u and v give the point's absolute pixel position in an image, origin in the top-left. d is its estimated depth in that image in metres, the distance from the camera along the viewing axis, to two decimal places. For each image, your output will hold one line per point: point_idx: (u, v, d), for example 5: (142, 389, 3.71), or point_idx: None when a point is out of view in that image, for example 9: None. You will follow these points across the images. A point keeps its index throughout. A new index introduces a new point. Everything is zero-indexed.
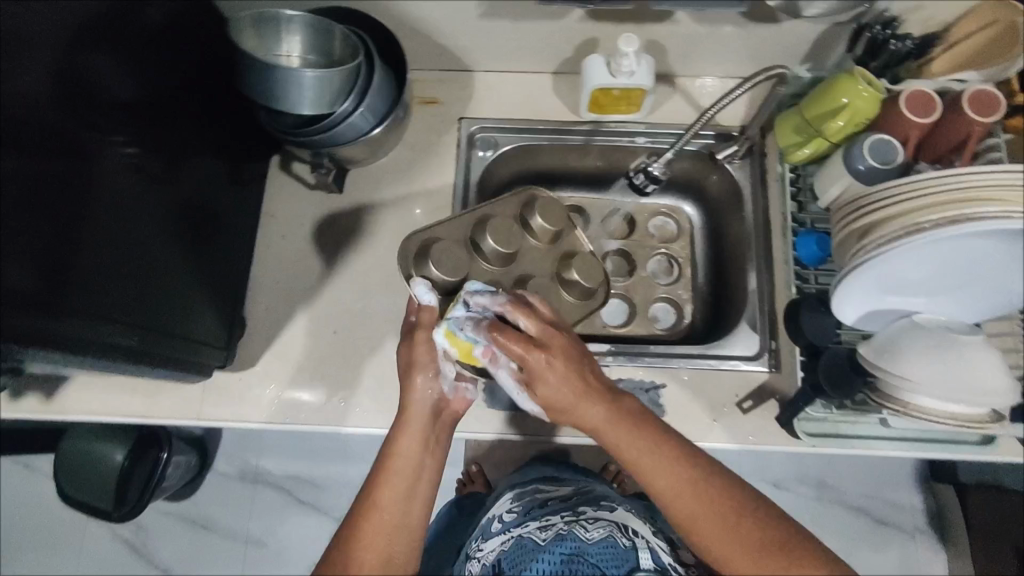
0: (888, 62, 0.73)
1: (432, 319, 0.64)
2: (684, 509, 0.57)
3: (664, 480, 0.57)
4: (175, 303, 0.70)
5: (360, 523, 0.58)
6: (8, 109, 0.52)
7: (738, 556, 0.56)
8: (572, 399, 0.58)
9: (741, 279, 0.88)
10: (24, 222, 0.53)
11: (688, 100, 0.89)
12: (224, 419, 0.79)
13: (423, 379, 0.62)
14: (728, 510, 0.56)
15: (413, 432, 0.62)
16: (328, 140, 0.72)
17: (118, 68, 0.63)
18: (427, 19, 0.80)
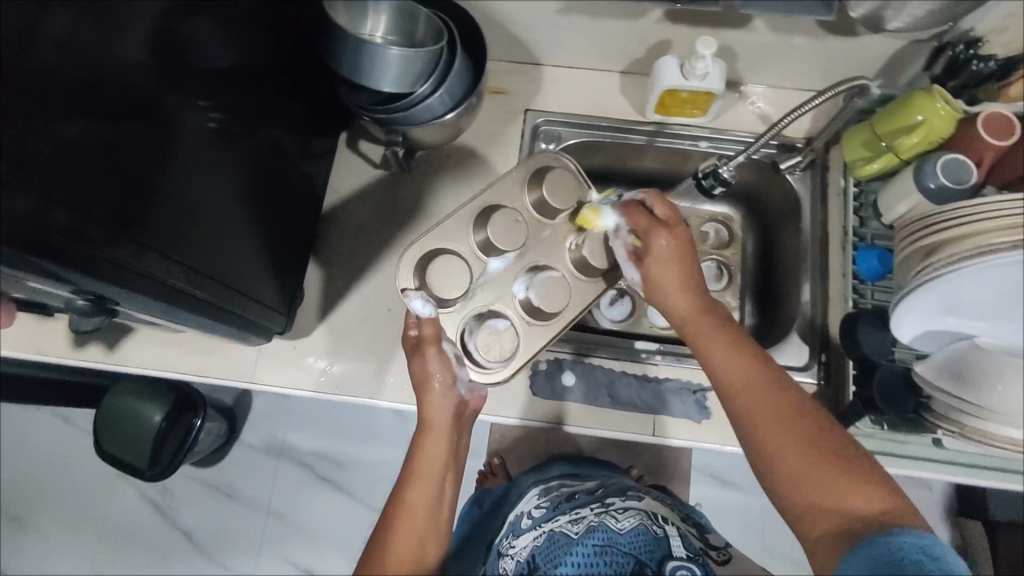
0: (967, 81, 0.74)
1: (434, 332, 0.67)
2: (751, 400, 0.58)
3: (739, 372, 0.59)
4: (240, 268, 0.71)
5: (395, 520, 0.60)
6: (99, 69, 0.54)
7: (794, 451, 0.55)
8: (674, 279, 0.64)
9: (793, 290, 0.87)
10: (101, 175, 0.54)
11: (754, 109, 0.89)
12: (275, 383, 0.81)
13: (441, 389, 0.65)
14: (794, 412, 0.57)
15: (439, 435, 0.64)
16: (404, 119, 0.74)
17: (212, 35, 0.64)
18: (506, 9, 0.81)
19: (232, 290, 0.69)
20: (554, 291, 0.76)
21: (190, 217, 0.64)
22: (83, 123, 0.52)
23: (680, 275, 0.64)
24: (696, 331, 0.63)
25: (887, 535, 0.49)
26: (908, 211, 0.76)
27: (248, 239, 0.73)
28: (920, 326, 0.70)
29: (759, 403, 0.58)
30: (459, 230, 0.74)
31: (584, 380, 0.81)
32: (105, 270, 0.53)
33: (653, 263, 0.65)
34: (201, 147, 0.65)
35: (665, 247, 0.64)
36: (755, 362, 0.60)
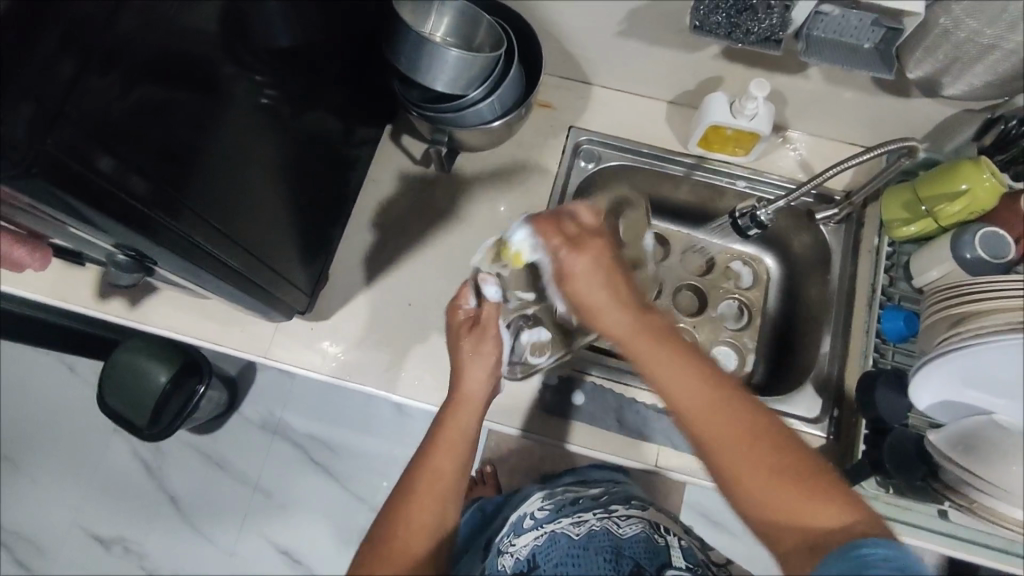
0: (1017, 156, 0.73)
1: (491, 315, 0.69)
2: (701, 422, 0.50)
3: (689, 393, 0.51)
4: (267, 246, 0.71)
5: (421, 483, 0.60)
6: (172, 40, 0.55)
7: (758, 477, 0.48)
8: (602, 297, 0.55)
9: (813, 340, 0.87)
10: (148, 139, 0.54)
11: (797, 155, 0.89)
12: (288, 361, 0.82)
13: (478, 366, 0.67)
14: (750, 433, 0.49)
15: (469, 410, 0.66)
16: (453, 120, 0.75)
17: (280, 18, 0.66)
18: (566, 25, 0.82)
19: (259, 264, 0.70)
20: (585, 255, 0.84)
21: (221, 186, 0.63)
22: (148, 87, 0.53)
23: (608, 292, 0.55)
24: (632, 344, 0.54)
25: (859, 551, 0.43)
26: (940, 277, 0.75)
27: (283, 218, 0.74)
28: (941, 395, 0.69)
29: (709, 422, 0.50)
30: None
31: (594, 402, 0.81)
32: (144, 222, 0.54)
33: (575, 287, 0.56)
34: (251, 123, 0.67)
35: (585, 267, 0.56)
36: (693, 372, 0.51)
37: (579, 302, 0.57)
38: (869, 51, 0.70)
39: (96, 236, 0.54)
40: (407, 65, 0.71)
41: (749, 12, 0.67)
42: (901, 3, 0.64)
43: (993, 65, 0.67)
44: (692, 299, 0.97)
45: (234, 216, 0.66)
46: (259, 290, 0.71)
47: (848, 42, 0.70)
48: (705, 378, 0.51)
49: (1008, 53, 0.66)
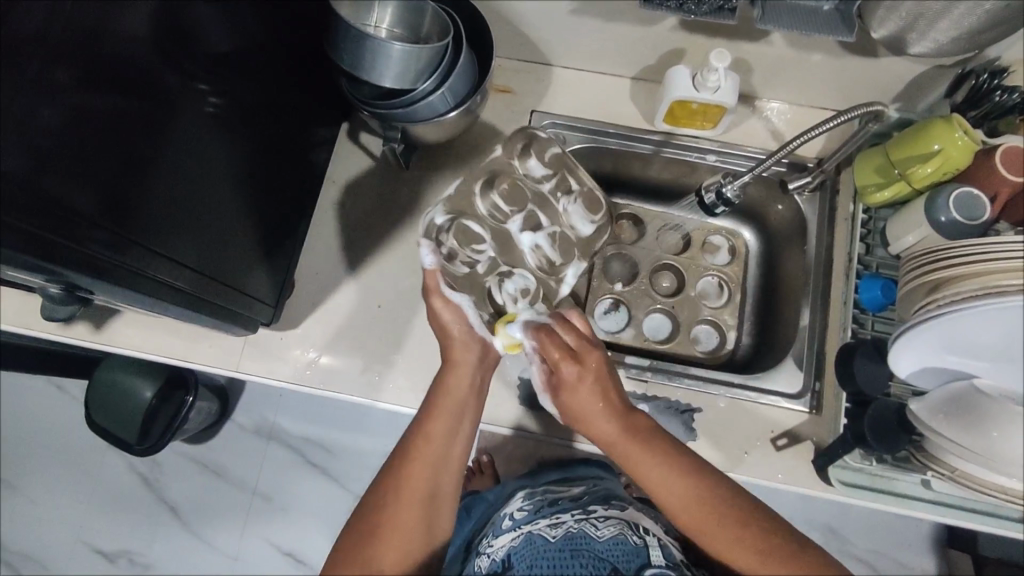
0: (989, 112, 0.71)
1: (436, 283, 0.65)
2: (697, 521, 0.58)
3: (676, 495, 0.59)
4: (225, 257, 0.70)
5: (414, 451, 0.59)
6: (111, 52, 0.54)
7: (748, 557, 0.57)
8: (594, 412, 0.61)
9: (792, 314, 0.85)
10: (91, 152, 0.53)
11: (765, 125, 0.86)
12: (259, 373, 0.80)
13: (461, 324, 0.65)
14: (747, 526, 0.57)
15: (462, 373, 0.64)
16: (404, 115, 0.72)
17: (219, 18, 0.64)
18: (518, 6, 0.79)
19: (218, 279, 0.68)
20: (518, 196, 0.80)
21: (173, 199, 0.62)
22: (81, 90, 0.52)
23: (600, 405, 0.61)
24: (628, 453, 0.61)
25: None
26: (916, 243, 0.73)
27: (243, 217, 0.72)
28: (919, 362, 0.69)
29: (722, 535, 0.57)
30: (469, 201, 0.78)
31: None
32: (92, 264, 0.53)
33: (568, 398, 0.62)
34: (200, 131, 0.64)
35: (579, 384, 0.61)
36: (682, 480, 0.59)
37: (578, 414, 0.62)
38: (828, 13, 0.68)
39: (27, 274, 0.52)
40: (350, 62, 0.69)
41: None
42: None
43: (960, 19, 0.65)
44: (670, 278, 0.95)
45: (195, 236, 0.65)
46: (218, 305, 0.69)
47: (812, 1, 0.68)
48: (693, 484, 0.59)
49: (973, 6, 0.63)
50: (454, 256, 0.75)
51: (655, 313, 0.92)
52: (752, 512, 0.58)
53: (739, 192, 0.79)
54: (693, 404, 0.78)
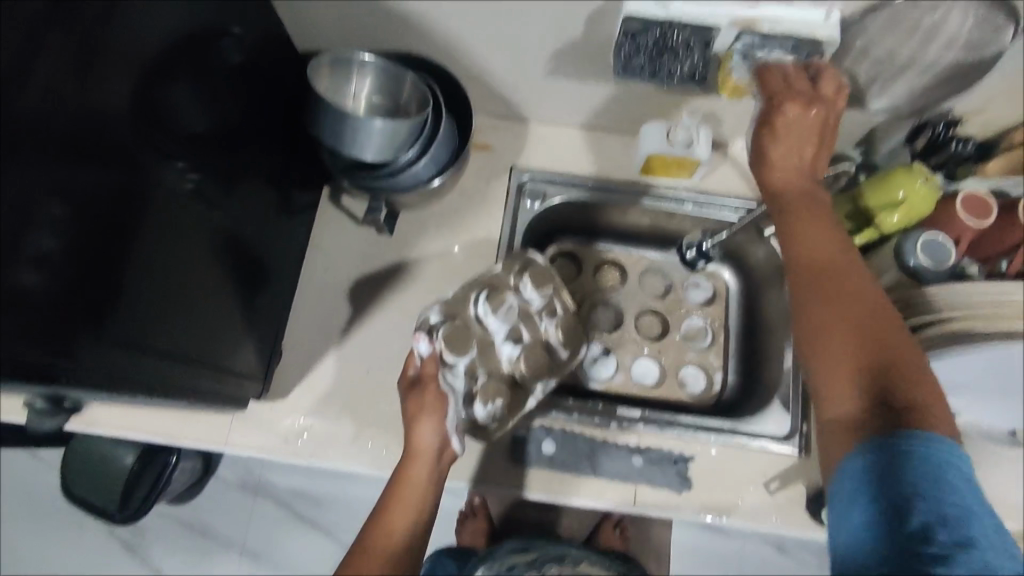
0: (948, 160, 0.74)
1: (434, 370, 0.70)
2: (823, 305, 0.54)
3: (815, 252, 0.56)
4: (210, 346, 0.69)
5: (374, 545, 0.60)
6: (107, 135, 0.53)
7: (844, 343, 0.52)
8: (799, 154, 0.59)
9: (775, 354, 0.86)
10: (87, 245, 0.52)
11: (738, 171, 0.89)
12: (248, 447, 0.78)
13: (431, 423, 0.67)
14: (873, 341, 0.51)
15: (424, 471, 0.66)
16: (388, 184, 0.74)
17: (194, 98, 0.63)
18: (494, 70, 0.81)
19: (201, 366, 0.67)
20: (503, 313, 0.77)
21: (160, 293, 0.61)
22: (68, 174, 0.49)
23: (806, 146, 0.59)
24: (796, 209, 0.58)
25: (893, 438, 0.45)
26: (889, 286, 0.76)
27: (228, 303, 0.72)
28: None
29: (833, 325, 0.53)
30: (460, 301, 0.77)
31: (568, 451, 0.79)
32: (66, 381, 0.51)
33: (783, 137, 0.59)
34: (180, 209, 0.63)
35: (796, 122, 0.59)
36: (845, 273, 0.55)
37: (773, 141, 0.60)
38: None
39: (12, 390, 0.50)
40: (331, 139, 0.70)
41: (669, 55, 0.64)
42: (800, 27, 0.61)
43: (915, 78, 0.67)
44: (655, 323, 0.96)
45: (180, 335, 0.64)
46: (206, 391, 0.68)
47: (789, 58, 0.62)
48: (837, 270, 0.55)
49: (926, 66, 0.66)
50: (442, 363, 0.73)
51: (643, 358, 0.93)
52: (881, 338, 0.52)
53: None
54: (684, 453, 0.79)
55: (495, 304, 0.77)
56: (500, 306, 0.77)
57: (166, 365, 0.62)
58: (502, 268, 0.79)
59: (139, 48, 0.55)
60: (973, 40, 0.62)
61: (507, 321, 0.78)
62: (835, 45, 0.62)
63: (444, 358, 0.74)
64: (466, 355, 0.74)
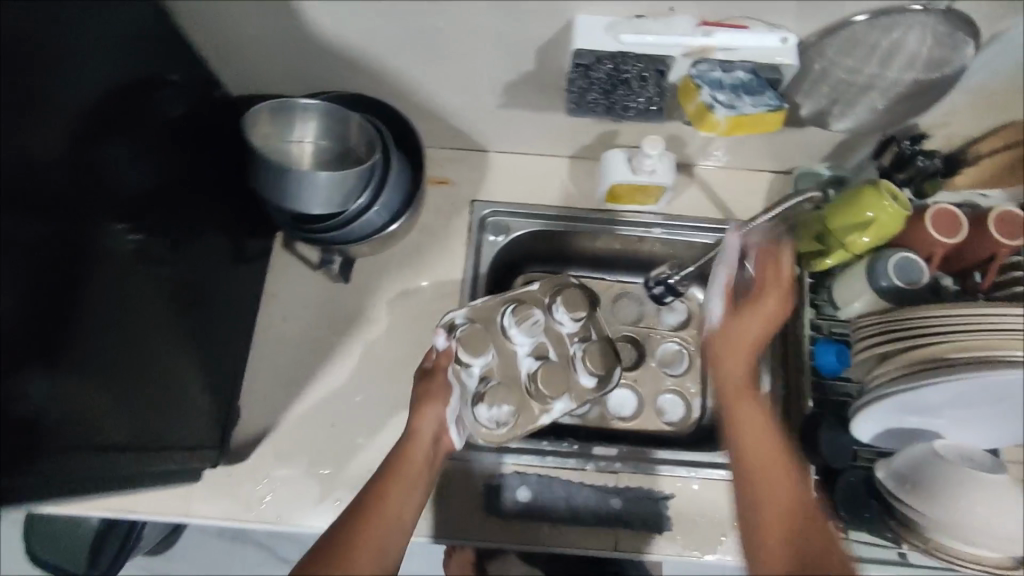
0: (915, 176, 0.72)
1: (446, 362, 0.73)
2: (771, 513, 0.55)
3: (761, 444, 0.61)
4: (152, 421, 0.64)
5: (368, 514, 0.59)
6: (40, 203, 0.48)
7: (781, 537, 0.53)
8: (741, 347, 0.68)
9: (751, 380, 0.84)
10: (20, 327, 0.47)
11: (705, 192, 0.87)
12: (208, 517, 0.74)
13: (432, 408, 0.69)
14: (816, 535, 0.53)
15: (419, 450, 0.66)
16: (339, 236, 0.70)
17: (130, 158, 0.59)
18: (445, 104, 0.78)
19: (134, 445, 0.62)
20: (528, 327, 0.75)
21: (99, 364, 0.56)
22: (4, 223, 0.45)
23: (746, 356, 0.68)
24: (735, 399, 0.65)
25: None
26: (864, 308, 0.74)
27: (177, 371, 0.67)
28: (883, 424, 0.71)
29: (772, 500, 0.56)
30: (486, 317, 0.76)
31: (543, 498, 0.76)
32: None
33: (738, 326, 0.69)
34: (127, 274, 0.59)
35: (758, 319, 0.68)
36: (793, 488, 0.57)
37: (726, 333, 0.70)
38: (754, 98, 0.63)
39: None
40: (273, 193, 0.64)
41: (622, 89, 0.62)
42: (755, 54, 0.58)
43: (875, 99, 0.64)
44: (629, 350, 0.93)
45: (117, 411, 0.59)
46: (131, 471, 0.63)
47: (766, 112, 0.60)
48: (788, 486, 0.57)
49: (885, 89, 0.64)
50: (460, 360, 0.73)
51: (619, 388, 0.90)
52: (808, 521, 0.54)
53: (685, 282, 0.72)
54: (666, 491, 0.77)
55: (519, 316, 0.75)
56: (526, 319, 0.75)
57: (88, 449, 0.56)
58: (538, 288, 0.78)
59: (79, 97, 0.51)
60: (933, 58, 0.59)
61: (530, 334, 0.76)
62: (792, 71, 0.61)
63: (461, 359, 0.73)
64: (483, 356, 0.73)
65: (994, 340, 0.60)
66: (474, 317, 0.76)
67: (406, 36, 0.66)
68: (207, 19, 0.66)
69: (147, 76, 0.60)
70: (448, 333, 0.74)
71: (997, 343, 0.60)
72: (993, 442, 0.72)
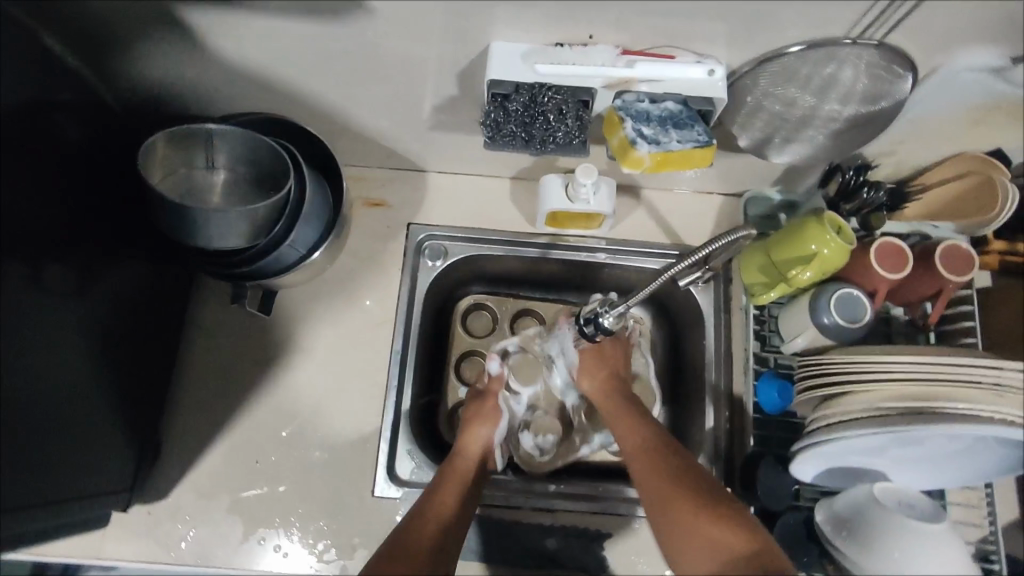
0: (861, 207, 0.69)
1: (497, 387, 0.80)
2: (651, 487, 0.59)
3: (638, 441, 0.65)
4: (59, 474, 0.59)
5: (435, 521, 0.61)
6: None
7: (671, 503, 0.57)
8: (605, 388, 0.75)
9: (696, 413, 0.81)
10: None
11: (651, 215, 0.83)
12: (126, 558, 0.71)
13: (483, 428, 0.75)
14: (692, 491, 0.56)
15: (465, 470, 0.69)
16: (251, 272, 0.68)
17: (24, 191, 0.54)
18: (375, 126, 0.74)
19: (38, 503, 0.57)
20: (566, 350, 0.80)
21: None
22: None
23: (602, 375, 0.76)
24: (618, 420, 0.70)
25: None
26: (806, 345, 0.71)
27: (91, 414, 0.63)
28: (823, 464, 0.67)
29: (654, 478, 0.60)
30: (535, 350, 0.85)
31: (477, 538, 0.73)
32: None
33: (586, 369, 0.77)
34: (30, 312, 0.54)
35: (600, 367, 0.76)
36: (664, 453, 0.62)
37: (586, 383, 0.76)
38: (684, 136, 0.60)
39: None
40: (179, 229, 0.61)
41: (541, 121, 0.60)
42: (681, 85, 0.56)
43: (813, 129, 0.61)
44: None
45: (14, 469, 0.53)
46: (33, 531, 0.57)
47: (695, 148, 0.56)
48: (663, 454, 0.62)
49: (824, 119, 0.60)
50: (508, 386, 0.83)
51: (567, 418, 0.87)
52: (692, 480, 0.58)
53: (620, 320, 0.67)
54: (604, 529, 0.74)
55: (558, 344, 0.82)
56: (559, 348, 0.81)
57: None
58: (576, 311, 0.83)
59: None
60: (871, 92, 0.57)
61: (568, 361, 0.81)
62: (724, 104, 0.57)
63: (512, 386, 0.84)
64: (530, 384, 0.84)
65: (960, 387, 0.57)
66: (524, 344, 0.85)
67: (319, 59, 0.62)
68: (103, 39, 0.62)
69: (39, 101, 0.56)
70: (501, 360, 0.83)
71: (962, 392, 0.57)
72: (937, 484, 0.69)
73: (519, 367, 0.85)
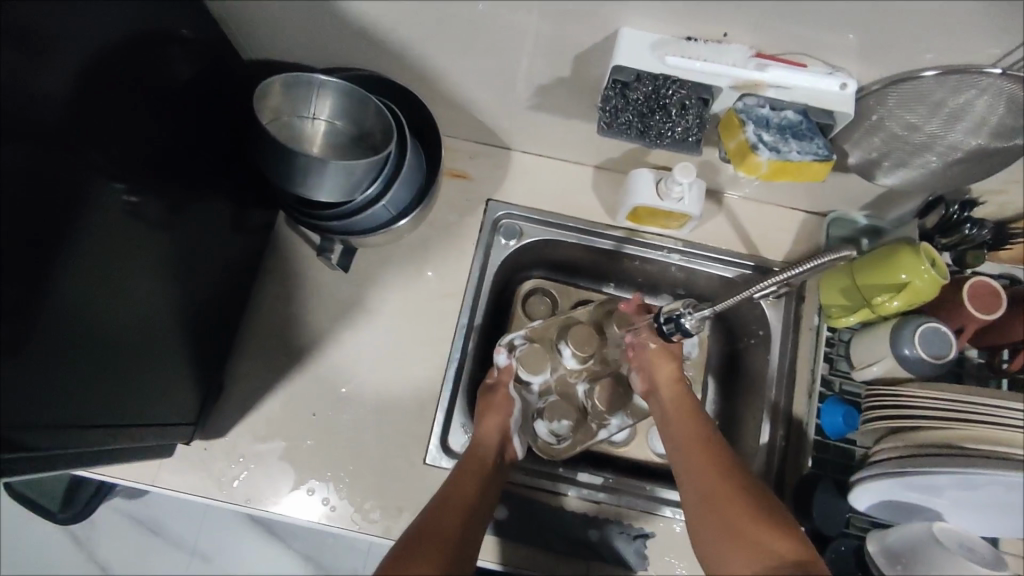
0: (959, 242, 0.69)
1: (507, 377, 0.79)
2: (695, 491, 0.59)
3: (689, 437, 0.64)
4: (130, 398, 0.60)
5: (449, 519, 0.59)
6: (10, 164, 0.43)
7: (713, 509, 0.56)
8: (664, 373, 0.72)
9: (750, 427, 0.80)
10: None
11: (732, 223, 0.82)
12: (179, 489, 0.73)
13: (496, 416, 0.74)
14: (739, 497, 0.56)
15: (476, 461, 0.68)
16: (339, 226, 0.68)
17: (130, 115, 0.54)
18: (474, 98, 0.74)
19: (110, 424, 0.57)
20: (582, 340, 0.81)
21: (78, 331, 0.51)
22: None
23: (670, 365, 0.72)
24: (674, 414, 0.69)
25: None
26: (880, 373, 0.70)
27: (164, 344, 0.64)
28: (884, 496, 0.66)
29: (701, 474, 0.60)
30: (546, 335, 0.84)
31: (521, 518, 0.74)
32: None
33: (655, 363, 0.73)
34: (122, 234, 0.55)
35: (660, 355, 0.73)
36: (713, 454, 0.61)
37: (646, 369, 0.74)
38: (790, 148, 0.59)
39: None
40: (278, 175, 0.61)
41: (660, 114, 0.57)
42: (807, 95, 0.54)
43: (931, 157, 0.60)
44: None
45: (83, 389, 0.53)
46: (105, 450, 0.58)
47: (814, 160, 0.56)
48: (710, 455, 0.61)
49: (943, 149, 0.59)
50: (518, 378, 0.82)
51: None
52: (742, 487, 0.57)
53: (700, 323, 0.66)
54: (645, 529, 0.75)
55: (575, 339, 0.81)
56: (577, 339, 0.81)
57: (66, 420, 0.51)
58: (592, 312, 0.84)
59: (84, 39, 0.49)
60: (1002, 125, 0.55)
61: (585, 351, 0.81)
62: (846, 119, 0.56)
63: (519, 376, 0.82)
64: (541, 372, 0.81)
65: None
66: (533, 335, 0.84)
67: (438, 25, 0.62)
68: None
69: (159, 30, 0.57)
70: (508, 351, 0.81)
71: None
72: (993, 531, 0.69)
73: (530, 352, 0.82)
